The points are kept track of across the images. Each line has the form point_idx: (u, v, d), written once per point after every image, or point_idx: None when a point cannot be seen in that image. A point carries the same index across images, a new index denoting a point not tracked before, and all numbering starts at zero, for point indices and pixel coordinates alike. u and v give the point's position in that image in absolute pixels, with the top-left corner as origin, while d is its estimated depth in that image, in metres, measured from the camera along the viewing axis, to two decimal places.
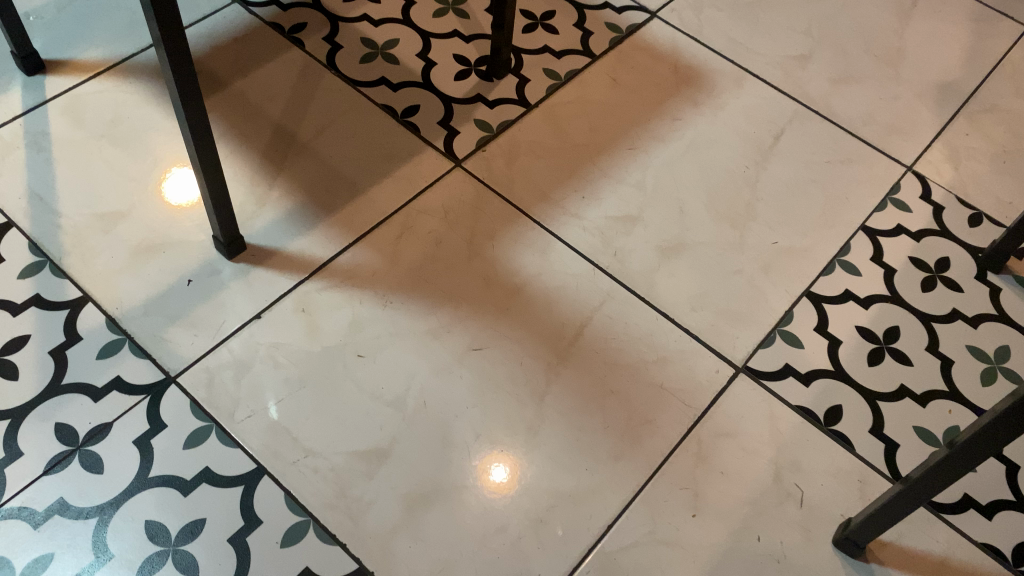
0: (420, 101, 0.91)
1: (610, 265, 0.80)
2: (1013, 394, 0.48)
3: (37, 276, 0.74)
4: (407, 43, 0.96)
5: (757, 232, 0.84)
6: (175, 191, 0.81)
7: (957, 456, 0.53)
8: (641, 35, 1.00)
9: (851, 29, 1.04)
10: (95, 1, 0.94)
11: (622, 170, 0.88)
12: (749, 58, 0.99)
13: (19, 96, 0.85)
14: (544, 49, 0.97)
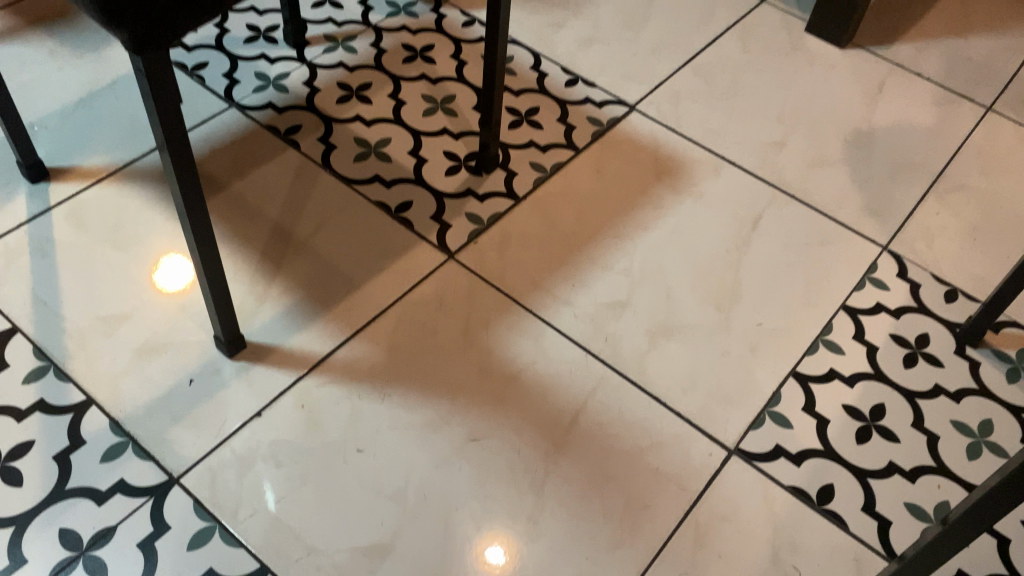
0: (412, 197, 0.94)
1: (602, 351, 0.82)
2: (1000, 473, 0.50)
3: (41, 381, 0.75)
4: (399, 141, 0.99)
5: (742, 315, 0.87)
6: (169, 277, 0.84)
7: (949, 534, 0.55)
8: (622, 127, 1.04)
9: (822, 115, 1.09)
10: (98, 110, 0.98)
11: (610, 256, 0.90)
12: (726, 145, 1.03)
13: (23, 204, 0.88)
14: (530, 144, 1.01)
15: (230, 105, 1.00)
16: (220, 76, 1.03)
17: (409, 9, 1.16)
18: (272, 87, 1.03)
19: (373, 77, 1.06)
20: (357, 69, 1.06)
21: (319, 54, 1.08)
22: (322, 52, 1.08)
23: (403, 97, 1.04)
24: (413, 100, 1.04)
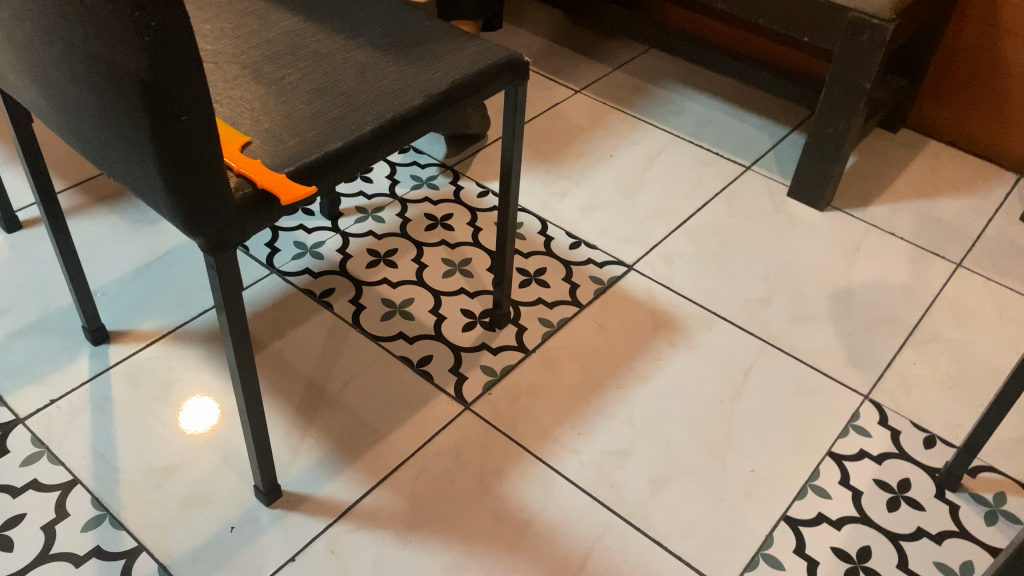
0: (433, 351, 1.03)
1: (607, 497, 0.90)
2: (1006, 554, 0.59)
3: (98, 528, 0.83)
4: (421, 301, 1.10)
5: (735, 462, 0.95)
6: (198, 414, 0.94)
7: None
8: (622, 284, 1.14)
9: (805, 273, 1.19)
10: (154, 277, 1.10)
11: (613, 407, 0.99)
12: (717, 302, 1.13)
13: (86, 364, 0.99)
14: (539, 301, 1.11)
15: (271, 271, 1.12)
16: (264, 245, 1.16)
17: (431, 182, 1.30)
18: (309, 254, 1.15)
19: (399, 244, 1.18)
20: (384, 237, 1.19)
21: (351, 224, 1.21)
22: (354, 222, 1.21)
23: (425, 261, 1.16)
24: (434, 264, 1.16)
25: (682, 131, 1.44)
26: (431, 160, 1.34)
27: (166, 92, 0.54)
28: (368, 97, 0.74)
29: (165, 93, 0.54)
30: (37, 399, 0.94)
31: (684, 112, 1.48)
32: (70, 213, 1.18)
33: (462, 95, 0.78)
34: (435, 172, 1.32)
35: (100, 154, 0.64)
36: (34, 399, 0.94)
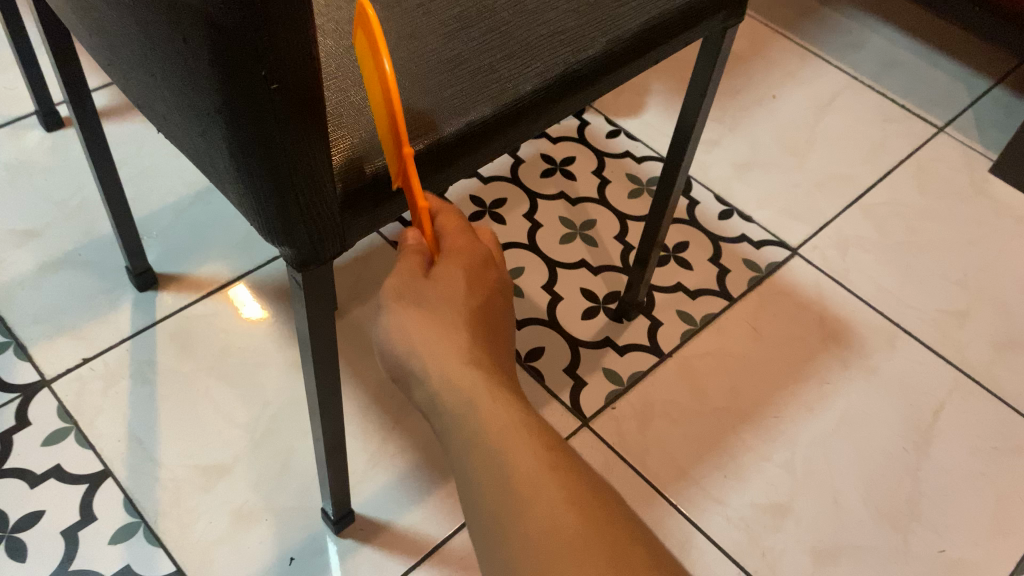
0: (546, 343, 0.84)
1: (760, 570, 0.71)
2: None
3: (128, 542, 0.67)
4: (533, 273, 0.89)
5: (921, 537, 0.74)
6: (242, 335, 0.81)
7: None
8: (782, 276, 0.92)
9: (1012, 281, 0.95)
10: (214, 207, 0.90)
11: (768, 445, 0.79)
12: (901, 311, 0.91)
13: (128, 316, 0.81)
14: (679, 287, 0.90)
15: None
16: None
17: None
18: None
19: (509, 193, 0.96)
20: (493, 181, 0.97)
21: None
22: None
23: (540, 218, 0.95)
24: (551, 223, 0.94)
25: (860, 72, 1.18)
26: None
27: (251, 46, 0.32)
28: (527, 35, 0.51)
29: (244, 47, 0.32)
30: (66, 356, 0.77)
31: (865, 48, 1.21)
32: (103, 116, 0.96)
33: (654, 44, 0.54)
34: None
35: (151, 101, 0.44)
36: (64, 356, 0.77)
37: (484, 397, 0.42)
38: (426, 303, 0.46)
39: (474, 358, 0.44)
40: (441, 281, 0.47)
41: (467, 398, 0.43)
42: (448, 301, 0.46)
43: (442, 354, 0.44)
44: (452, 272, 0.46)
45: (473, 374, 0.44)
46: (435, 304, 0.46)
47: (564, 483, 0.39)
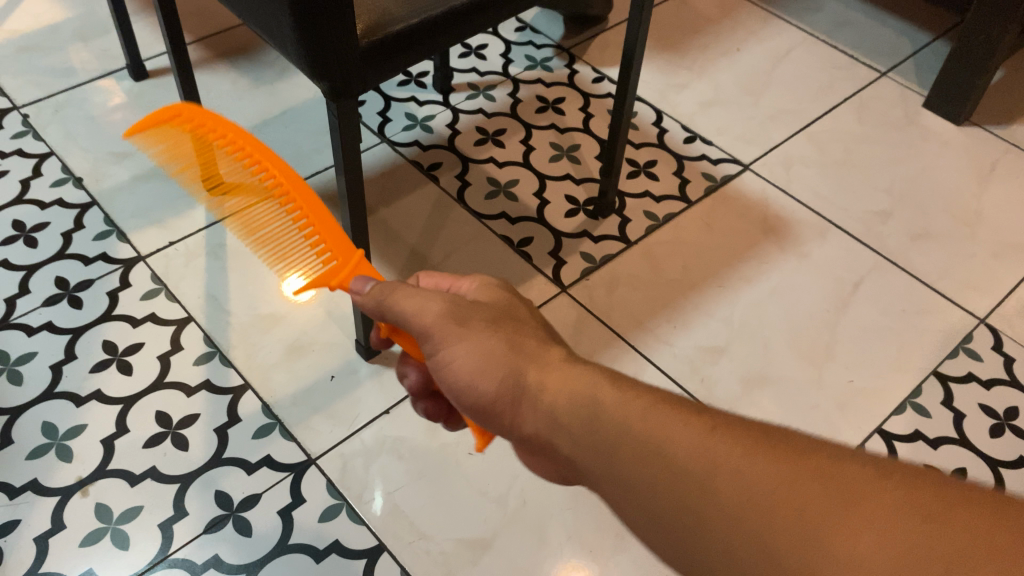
0: (534, 234, 1.03)
1: (698, 391, 0.89)
2: None
3: (208, 364, 0.88)
4: (526, 183, 1.09)
5: (834, 371, 0.92)
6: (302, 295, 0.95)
7: None
8: (733, 184, 1.11)
9: (932, 191, 1.13)
10: (271, 136, 1.12)
11: (712, 305, 0.97)
12: (834, 210, 1.09)
13: (203, 212, 1.02)
14: (645, 194, 1.09)
15: (382, 141, 1.11)
16: (375, 114, 1.15)
17: (545, 63, 1.26)
18: (419, 126, 1.14)
19: (508, 124, 1.16)
20: (494, 115, 1.17)
21: (462, 100, 1.19)
22: (465, 98, 1.19)
23: (533, 142, 1.14)
24: (542, 146, 1.14)
25: (816, 29, 1.37)
26: (546, 41, 1.30)
27: None
28: None
29: None
30: (157, 238, 0.99)
31: (821, 10, 1.40)
32: (196, 66, 1.20)
33: None
34: (551, 54, 1.28)
35: None
36: (155, 239, 0.99)
37: (591, 383, 0.45)
38: (497, 328, 0.49)
39: (565, 363, 0.48)
40: (498, 311, 0.51)
41: (584, 390, 0.45)
42: (504, 317, 0.51)
43: (536, 365, 0.48)
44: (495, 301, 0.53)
45: (576, 370, 0.47)
46: (509, 330, 0.50)
47: (702, 415, 0.41)
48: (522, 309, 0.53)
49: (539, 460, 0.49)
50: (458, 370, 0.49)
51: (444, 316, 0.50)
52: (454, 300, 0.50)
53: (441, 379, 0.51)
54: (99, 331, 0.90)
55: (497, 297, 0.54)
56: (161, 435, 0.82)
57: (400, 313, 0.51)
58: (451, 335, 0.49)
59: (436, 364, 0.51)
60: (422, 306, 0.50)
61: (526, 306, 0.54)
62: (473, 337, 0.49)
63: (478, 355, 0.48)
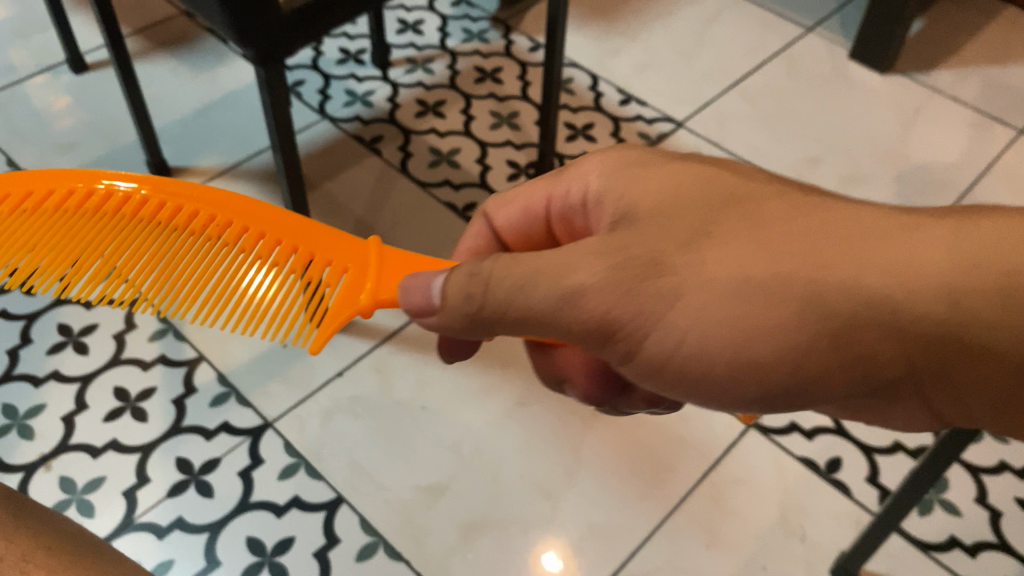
0: (477, 199, 1.06)
1: None
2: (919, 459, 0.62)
3: (162, 340, 0.90)
4: (467, 151, 1.12)
5: None
6: None
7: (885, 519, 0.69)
8: (669, 142, 1.15)
9: (859, 138, 1.18)
10: (214, 120, 1.14)
11: None
12: (765, 160, 1.13)
13: None
14: (584, 155, 1.13)
15: (323, 118, 1.14)
16: (316, 93, 1.17)
17: (482, 36, 1.29)
18: (359, 102, 1.17)
19: (448, 95, 1.19)
20: (434, 88, 1.20)
21: (402, 74, 1.21)
22: (404, 73, 1.21)
23: (473, 111, 1.17)
24: (482, 114, 1.17)
25: None
26: (483, 14, 1.33)
27: None
28: None
29: None
30: None
31: None
32: (136, 57, 1.21)
33: None
34: (487, 27, 1.31)
35: None
36: None
37: (897, 252, 0.38)
38: (715, 239, 0.41)
39: (829, 225, 0.40)
40: (678, 214, 0.43)
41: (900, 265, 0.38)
42: (701, 218, 0.42)
43: (806, 253, 0.39)
44: (655, 201, 0.45)
45: (856, 236, 0.39)
46: (714, 227, 0.42)
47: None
48: (692, 182, 0.45)
49: (848, 387, 0.41)
50: (703, 320, 0.40)
51: (631, 278, 0.41)
52: (628, 257, 0.42)
53: (682, 369, 0.42)
54: (53, 315, 0.92)
55: (643, 182, 0.47)
56: (120, 409, 0.84)
57: (582, 308, 0.42)
58: (670, 300, 0.41)
59: (658, 343, 0.42)
60: (585, 276, 0.42)
61: (681, 171, 0.46)
62: (704, 279, 0.40)
63: (717, 289, 0.40)
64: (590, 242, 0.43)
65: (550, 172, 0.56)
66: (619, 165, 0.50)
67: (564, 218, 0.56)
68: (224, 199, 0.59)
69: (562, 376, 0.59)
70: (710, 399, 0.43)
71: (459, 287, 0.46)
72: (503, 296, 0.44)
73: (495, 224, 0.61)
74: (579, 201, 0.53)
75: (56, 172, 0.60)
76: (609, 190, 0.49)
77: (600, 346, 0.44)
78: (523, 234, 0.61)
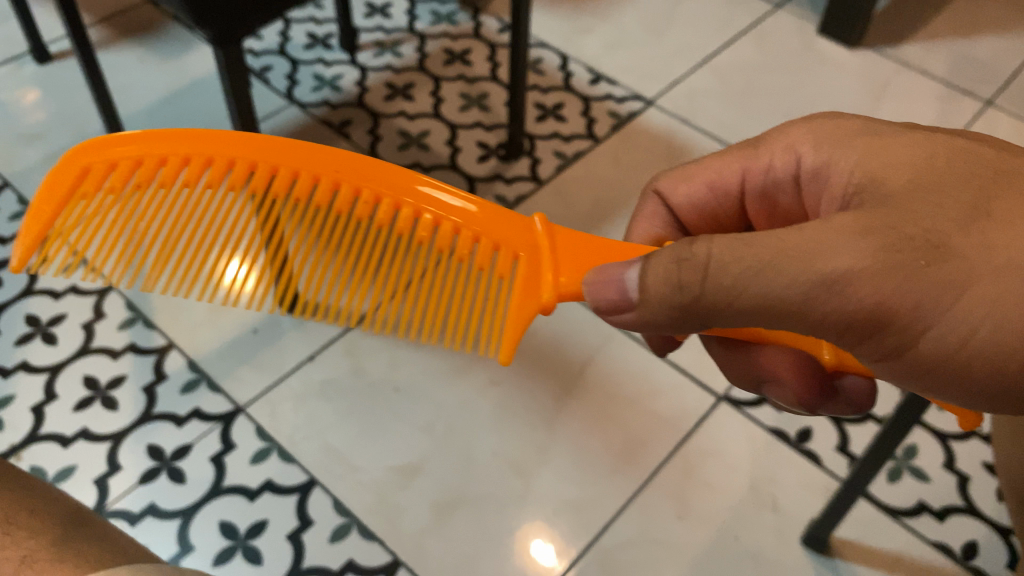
0: (448, 181, 1.06)
1: None
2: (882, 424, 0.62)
3: (131, 328, 0.90)
4: (437, 133, 1.12)
5: None
6: None
7: (850, 488, 0.70)
8: (639, 120, 1.15)
9: (828, 112, 1.18)
10: (181, 107, 1.13)
11: (621, 233, 1.02)
12: (735, 136, 1.14)
13: None
14: (555, 135, 1.13)
15: (291, 103, 1.13)
16: (283, 78, 1.17)
17: (451, 18, 1.28)
18: (327, 86, 1.16)
19: (417, 78, 1.18)
20: (402, 71, 1.19)
21: (370, 58, 1.21)
22: (372, 56, 1.21)
23: (443, 93, 1.17)
24: (452, 97, 1.17)
25: None
26: None
27: None
28: None
29: None
30: None
31: None
32: (101, 46, 1.20)
33: None
34: (456, 9, 1.30)
35: None
36: None
37: None
38: (989, 222, 0.38)
39: None
40: (938, 190, 0.40)
41: None
42: (954, 197, 0.39)
43: None
44: (902, 179, 0.42)
45: None
46: (986, 207, 0.39)
47: None
48: (946, 156, 0.42)
49: None
50: (989, 312, 0.37)
51: (916, 266, 0.38)
52: (900, 237, 0.38)
53: (962, 365, 0.39)
54: (21, 306, 0.91)
55: (886, 158, 0.44)
56: (90, 398, 0.84)
57: (848, 296, 0.39)
58: (952, 295, 0.37)
59: (932, 339, 0.39)
60: (864, 265, 0.38)
61: (923, 146, 0.43)
62: (988, 270, 0.37)
63: (1008, 277, 0.37)
64: (845, 218, 0.40)
65: (743, 146, 0.59)
66: (837, 139, 0.49)
67: (762, 194, 0.59)
68: (364, 169, 0.55)
69: (771, 380, 0.58)
70: (986, 400, 0.40)
71: (662, 275, 0.44)
72: (732, 280, 0.41)
73: (672, 204, 0.64)
74: (786, 175, 0.55)
75: (177, 154, 0.55)
76: (843, 161, 0.48)
77: (861, 342, 0.41)
78: (704, 211, 0.63)
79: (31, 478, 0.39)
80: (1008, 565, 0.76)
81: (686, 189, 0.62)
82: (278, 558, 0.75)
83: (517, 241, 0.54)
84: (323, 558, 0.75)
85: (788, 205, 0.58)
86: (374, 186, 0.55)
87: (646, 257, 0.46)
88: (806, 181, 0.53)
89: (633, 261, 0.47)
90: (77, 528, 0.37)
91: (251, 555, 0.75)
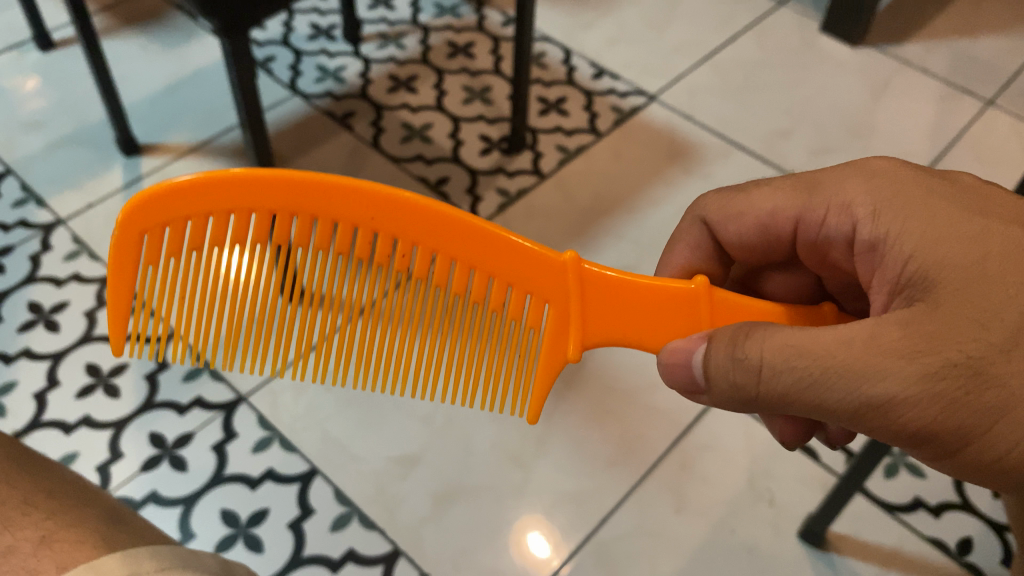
0: (450, 173, 1.06)
1: None
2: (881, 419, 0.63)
3: None
4: (440, 126, 1.12)
5: None
6: None
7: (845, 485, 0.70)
8: (641, 116, 1.16)
9: (828, 110, 1.19)
10: (185, 96, 1.13)
11: (622, 228, 1.02)
12: (735, 133, 1.14)
13: (118, 174, 1.03)
14: (557, 129, 1.13)
15: (295, 95, 1.14)
16: (286, 68, 1.17)
17: (454, 11, 1.28)
18: (331, 78, 1.16)
19: (419, 70, 1.18)
20: (406, 63, 1.19)
21: (373, 50, 1.21)
22: (376, 48, 1.21)
23: (446, 86, 1.17)
24: (454, 89, 1.17)
25: None
26: None
27: None
28: None
29: None
30: (75, 202, 1.00)
31: None
32: (104, 34, 1.20)
33: None
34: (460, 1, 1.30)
35: None
36: (73, 203, 1.00)
37: None
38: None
39: None
40: (982, 304, 0.39)
41: None
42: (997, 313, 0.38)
43: None
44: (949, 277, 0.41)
45: None
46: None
47: None
48: (1004, 251, 0.40)
49: None
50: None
51: (949, 394, 0.38)
52: (944, 363, 0.38)
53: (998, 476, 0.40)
54: (23, 294, 0.91)
55: (939, 241, 0.42)
56: (93, 385, 0.84)
57: (893, 418, 0.39)
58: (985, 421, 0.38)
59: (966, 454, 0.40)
60: (898, 394, 0.39)
61: (977, 236, 0.41)
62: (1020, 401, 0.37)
63: None
64: (893, 332, 0.40)
65: (798, 191, 0.52)
66: (903, 207, 0.45)
67: (813, 246, 0.53)
68: (406, 216, 0.50)
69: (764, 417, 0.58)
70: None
71: (723, 371, 0.45)
72: (782, 389, 0.42)
73: (716, 235, 0.59)
74: (841, 235, 0.50)
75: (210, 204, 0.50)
76: (898, 230, 0.45)
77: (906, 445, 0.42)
78: (750, 249, 0.58)
79: (46, 464, 0.39)
80: (1003, 562, 0.77)
81: (731, 225, 0.57)
82: (278, 546, 0.75)
83: (557, 292, 0.51)
84: (323, 547, 0.75)
85: (840, 259, 0.52)
86: (415, 233, 0.50)
87: (710, 338, 0.47)
88: (860, 250, 0.48)
89: (702, 338, 0.48)
90: (92, 510, 0.37)
91: (252, 543, 0.75)
